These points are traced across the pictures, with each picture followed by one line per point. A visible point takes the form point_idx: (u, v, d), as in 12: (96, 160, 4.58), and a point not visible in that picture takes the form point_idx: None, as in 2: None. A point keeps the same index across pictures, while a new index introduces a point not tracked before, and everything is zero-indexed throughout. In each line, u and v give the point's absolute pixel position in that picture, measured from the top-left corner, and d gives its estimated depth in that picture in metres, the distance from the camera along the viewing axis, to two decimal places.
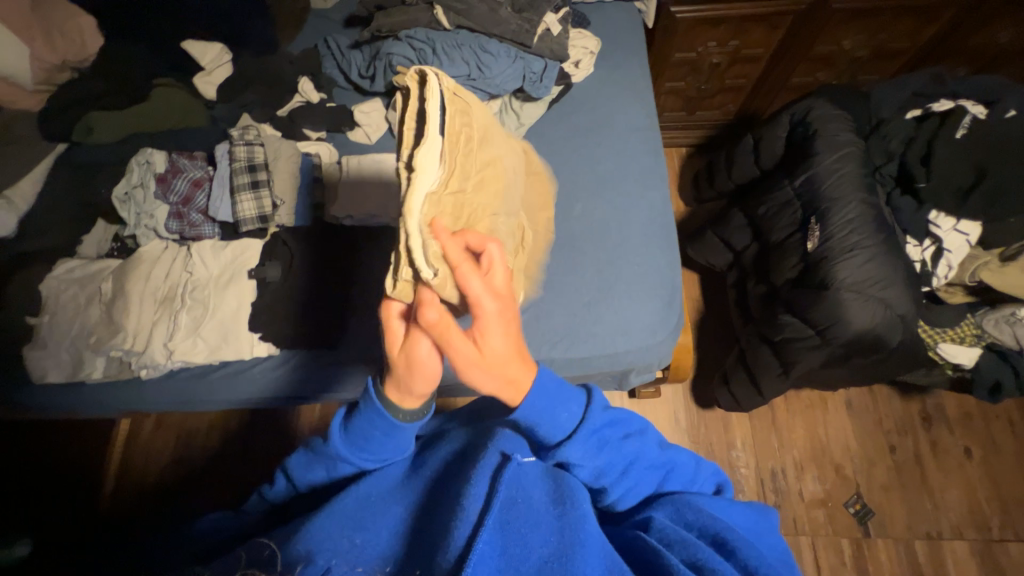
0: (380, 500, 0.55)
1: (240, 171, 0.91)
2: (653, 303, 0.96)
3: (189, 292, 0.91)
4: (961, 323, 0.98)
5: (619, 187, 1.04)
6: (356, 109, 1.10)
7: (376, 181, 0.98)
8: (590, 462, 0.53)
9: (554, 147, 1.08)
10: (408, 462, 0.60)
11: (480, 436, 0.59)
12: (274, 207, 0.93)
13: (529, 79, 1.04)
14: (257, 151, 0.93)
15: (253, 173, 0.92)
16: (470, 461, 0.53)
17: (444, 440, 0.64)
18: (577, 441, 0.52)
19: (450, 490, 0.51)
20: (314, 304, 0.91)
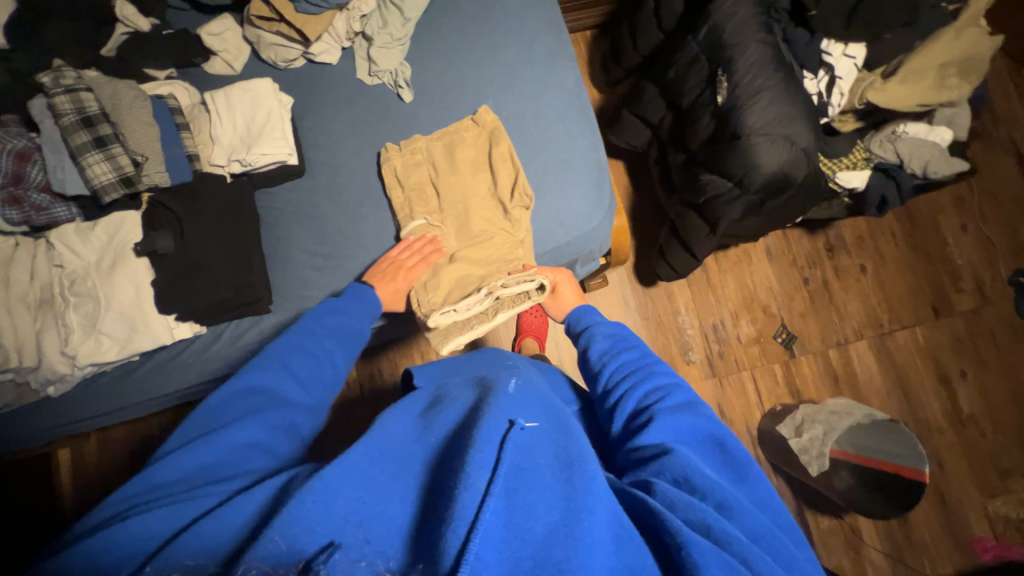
0: (392, 467, 0.47)
1: (74, 129, 0.74)
2: (584, 188, 0.95)
3: (70, 288, 0.78)
4: (853, 150, 1.07)
5: (529, 74, 0.97)
6: (203, 31, 0.92)
7: (257, 117, 0.86)
8: (602, 344, 0.74)
9: (448, 39, 0.98)
10: (415, 421, 0.53)
11: (485, 393, 0.54)
12: (136, 165, 0.78)
13: None
14: (87, 99, 0.75)
15: (93, 129, 0.75)
16: (474, 421, 0.49)
17: (452, 392, 0.58)
18: (604, 337, 0.76)
19: (452, 451, 0.48)
20: (227, 268, 0.82)
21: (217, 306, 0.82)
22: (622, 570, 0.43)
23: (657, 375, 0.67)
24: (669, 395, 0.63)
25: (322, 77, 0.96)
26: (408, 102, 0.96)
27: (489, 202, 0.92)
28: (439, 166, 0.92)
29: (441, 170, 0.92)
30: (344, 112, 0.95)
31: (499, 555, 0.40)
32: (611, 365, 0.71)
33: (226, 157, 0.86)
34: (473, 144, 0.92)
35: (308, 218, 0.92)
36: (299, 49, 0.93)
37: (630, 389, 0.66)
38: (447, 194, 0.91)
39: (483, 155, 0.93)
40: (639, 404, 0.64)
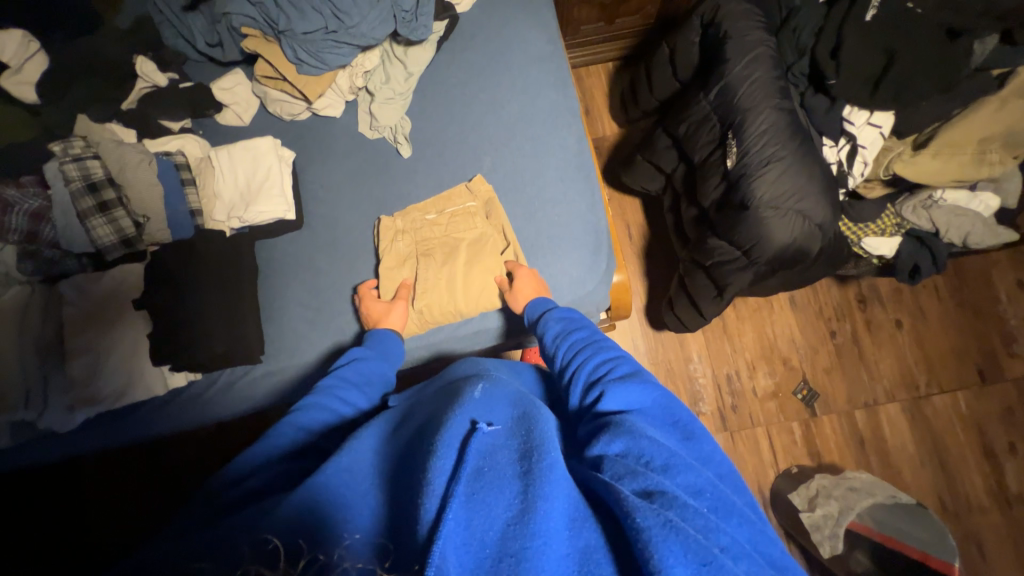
0: (363, 489, 0.49)
1: (81, 194, 0.78)
2: (579, 253, 0.92)
3: (73, 338, 0.81)
4: (881, 216, 0.98)
5: (529, 131, 0.95)
6: (216, 87, 0.96)
7: (256, 174, 0.90)
8: (556, 327, 0.73)
9: (450, 94, 0.97)
10: (384, 438, 0.56)
11: (454, 399, 0.55)
12: (139, 225, 0.83)
13: (401, 20, 0.89)
14: (93, 166, 0.80)
15: (98, 193, 0.79)
16: (437, 428, 0.49)
17: (423, 405, 0.60)
18: (557, 321, 0.74)
19: (416, 461, 0.48)
20: (219, 323, 0.85)
21: (207, 357, 0.85)
22: (576, 561, 0.39)
23: (605, 347, 0.66)
24: (616, 365, 0.62)
25: (325, 130, 0.97)
26: (406, 157, 0.96)
27: (483, 260, 0.88)
28: (435, 231, 0.91)
29: (438, 236, 0.91)
30: (344, 164, 0.96)
31: (463, 559, 0.38)
32: (563, 346, 0.70)
33: (227, 214, 0.90)
34: (467, 212, 0.91)
35: (303, 270, 0.93)
36: (303, 105, 0.95)
37: (582, 361, 0.65)
38: (440, 258, 0.90)
39: (480, 223, 0.90)
40: (590, 376, 0.63)
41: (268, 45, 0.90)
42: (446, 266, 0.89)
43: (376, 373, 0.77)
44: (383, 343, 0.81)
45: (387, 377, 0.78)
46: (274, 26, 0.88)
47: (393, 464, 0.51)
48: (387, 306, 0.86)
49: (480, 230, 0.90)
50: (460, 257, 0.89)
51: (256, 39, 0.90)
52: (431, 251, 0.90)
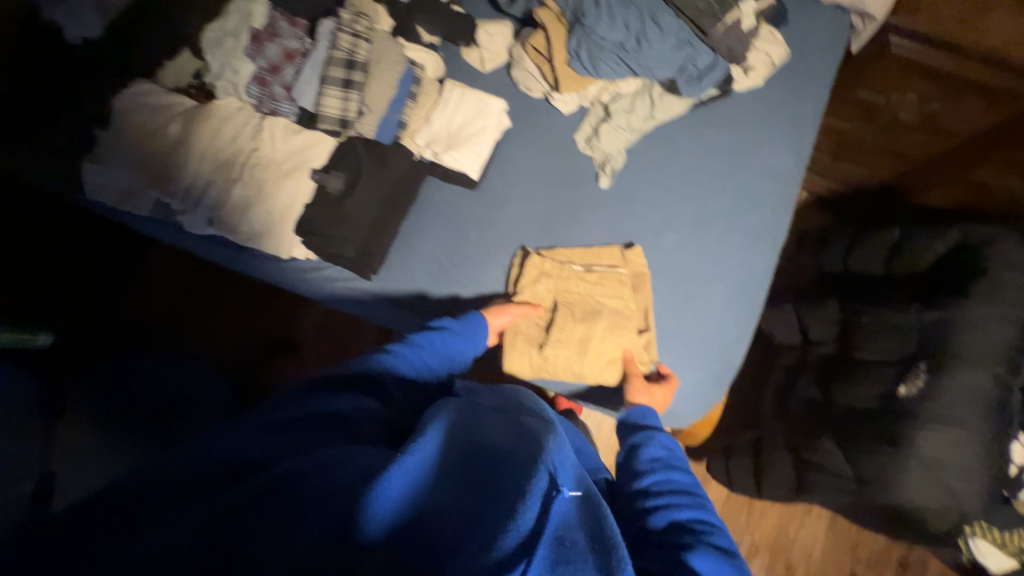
0: (417, 477, 0.46)
1: (336, 64, 0.78)
2: (699, 374, 0.88)
3: (250, 166, 0.87)
4: (1015, 532, 0.81)
5: (724, 235, 0.91)
6: (483, 27, 0.97)
7: (472, 124, 0.89)
8: (656, 450, 0.70)
9: (672, 156, 0.94)
10: (445, 424, 0.52)
11: (532, 436, 0.53)
12: (359, 114, 0.81)
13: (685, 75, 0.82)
14: (360, 47, 0.76)
15: (349, 70, 0.78)
16: (520, 466, 0.48)
17: (485, 414, 0.58)
18: (660, 442, 0.71)
19: (487, 489, 0.47)
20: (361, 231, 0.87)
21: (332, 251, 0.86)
22: None
23: (702, 503, 0.64)
24: (711, 530, 0.61)
25: (546, 118, 0.96)
26: (600, 186, 0.94)
27: (618, 335, 0.86)
28: (579, 285, 0.88)
29: (580, 287, 0.88)
30: (542, 158, 0.96)
31: None
32: (658, 474, 0.66)
33: (426, 142, 0.89)
34: (616, 278, 0.88)
35: (451, 227, 0.94)
36: (544, 87, 0.95)
37: (677, 503, 0.62)
38: (578, 312, 0.87)
39: (627, 296, 0.87)
40: (681, 523, 0.60)
41: (557, 24, 0.83)
42: (584, 325, 0.86)
43: (458, 350, 0.80)
44: (470, 326, 0.81)
45: (467, 356, 0.81)
46: (577, 13, 0.80)
47: (451, 465, 0.49)
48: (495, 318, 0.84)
49: (624, 302, 0.87)
50: (602, 316, 0.87)
51: (551, 11, 0.84)
52: (571, 302, 0.88)
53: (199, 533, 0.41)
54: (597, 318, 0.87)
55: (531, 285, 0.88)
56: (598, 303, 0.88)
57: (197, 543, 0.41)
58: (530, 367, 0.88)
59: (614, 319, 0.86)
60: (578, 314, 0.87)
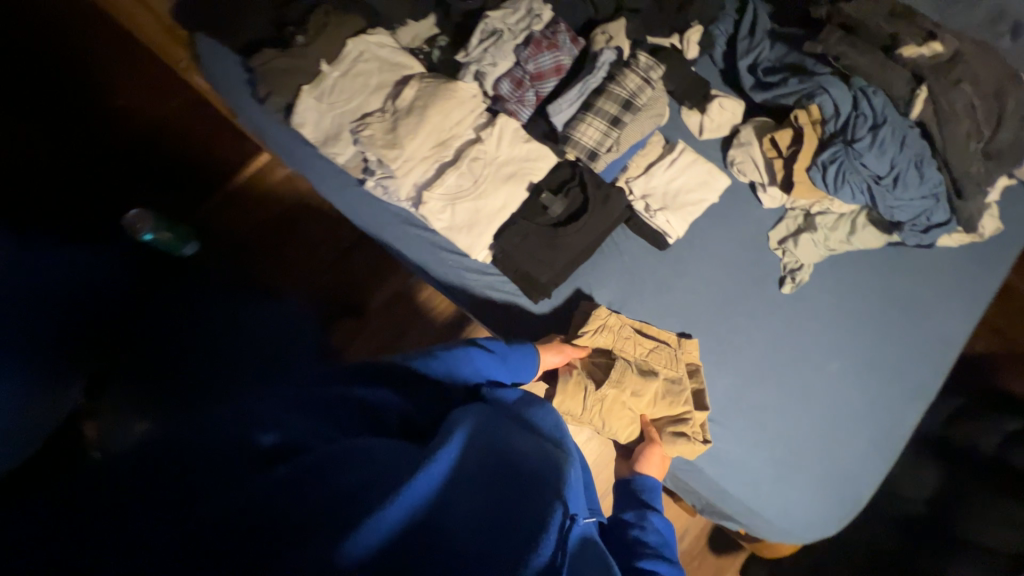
0: (429, 488, 0.39)
1: (612, 99, 0.77)
2: (829, 506, 0.87)
3: (469, 159, 0.83)
4: None
5: (885, 379, 0.92)
6: (716, 97, 0.94)
7: (691, 192, 0.88)
8: (646, 535, 0.63)
9: (857, 286, 0.94)
10: (464, 439, 0.46)
11: (552, 465, 0.48)
12: (607, 151, 0.79)
13: (914, 223, 0.84)
14: (644, 94, 0.77)
15: (622, 110, 0.77)
16: (537, 492, 0.43)
17: (505, 431, 0.52)
18: (660, 525, 0.64)
19: (504, 510, 0.41)
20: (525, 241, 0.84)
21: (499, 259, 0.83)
22: None
23: None
24: None
25: (747, 206, 0.96)
26: (780, 290, 0.94)
27: (675, 408, 0.82)
28: (636, 348, 0.85)
29: (640, 350, 0.85)
30: (731, 244, 0.95)
31: None
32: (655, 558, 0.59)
33: (641, 193, 0.88)
34: (669, 353, 0.86)
35: (629, 281, 0.91)
36: (759, 177, 0.93)
37: None
38: (639, 366, 0.84)
39: (682, 373, 0.84)
40: None
41: (811, 131, 0.85)
42: (641, 380, 0.82)
43: (496, 369, 0.68)
44: (515, 352, 0.72)
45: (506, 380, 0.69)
46: (842, 132, 0.82)
47: (465, 481, 0.42)
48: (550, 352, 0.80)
49: (679, 377, 0.84)
50: (659, 372, 0.84)
51: (811, 116, 0.85)
52: (630, 352, 0.84)
53: (194, 483, 0.34)
54: (652, 371, 0.84)
55: (602, 327, 0.84)
56: (653, 358, 0.85)
57: (201, 489, 0.34)
58: (578, 413, 0.81)
59: (666, 377, 0.84)
60: (634, 364, 0.84)
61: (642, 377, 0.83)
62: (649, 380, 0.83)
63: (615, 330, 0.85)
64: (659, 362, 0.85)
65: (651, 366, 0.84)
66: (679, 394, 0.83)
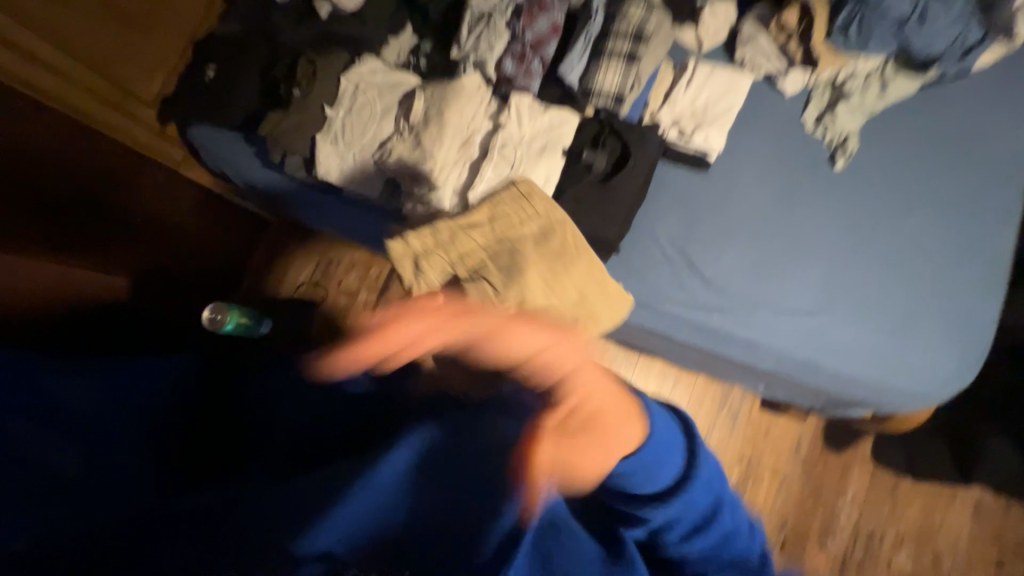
0: (377, 492, 0.51)
1: (623, 36, 0.80)
2: (951, 351, 0.86)
3: (499, 146, 0.83)
4: None
5: (966, 216, 0.90)
6: (705, 6, 0.92)
7: (717, 104, 0.87)
8: (672, 512, 0.57)
9: (906, 137, 0.92)
10: (417, 443, 0.56)
11: (501, 445, 0.58)
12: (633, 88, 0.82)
13: (954, 50, 0.86)
14: (653, 20, 0.81)
15: (636, 43, 0.80)
16: (484, 473, 0.54)
17: (471, 424, 0.62)
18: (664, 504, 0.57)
19: (460, 506, 0.51)
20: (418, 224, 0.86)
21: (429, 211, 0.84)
22: None
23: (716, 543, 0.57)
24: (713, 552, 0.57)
25: (772, 98, 0.93)
26: (834, 168, 0.92)
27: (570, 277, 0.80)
28: (474, 239, 0.80)
29: (488, 240, 0.80)
30: (769, 140, 0.92)
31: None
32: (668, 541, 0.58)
33: (670, 121, 0.88)
34: (515, 195, 0.80)
35: (684, 211, 0.90)
36: (773, 67, 0.91)
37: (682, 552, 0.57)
38: (506, 258, 0.80)
39: (545, 209, 0.80)
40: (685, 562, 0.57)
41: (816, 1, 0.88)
42: (496, 270, 0.80)
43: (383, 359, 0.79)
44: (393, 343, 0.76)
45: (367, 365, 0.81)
46: None
47: (413, 481, 0.53)
48: (426, 337, 0.74)
49: (529, 210, 0.80)
50: (470, 227, 0.80)
51: None
52: (469, 251, 0.80)
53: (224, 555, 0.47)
54: (506, 253, 0.81)
55: (460, 258, 0.80)
56: (508, 255, 0.81)
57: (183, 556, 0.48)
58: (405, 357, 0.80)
59: (527, 249, 0.80)
60: (468, 242, 0.80)
61: (509, 270, 0.80)
62: (524, 276, 0.79)
63: (477, 262, 0.80)
64: (492, 237, 0.81)
65: (496, 254, 0.81)
66: (559, 256, 0.79)
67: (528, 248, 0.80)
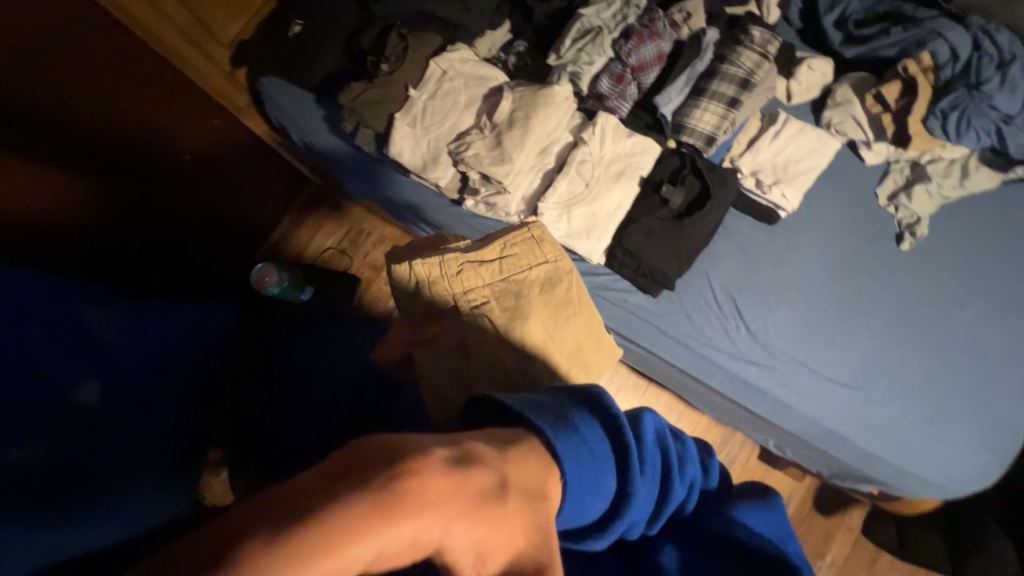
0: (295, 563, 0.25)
1: (729, 79, 0.79)
2: (985, 452, 0.86)
3: (578, 162, 0.82)
4: None
5: (1019, 319, 0.89)
6: (804, 61, 0.91)
7: (800, 162, 0.86)
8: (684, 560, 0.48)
9: (976, 229, 0.92)
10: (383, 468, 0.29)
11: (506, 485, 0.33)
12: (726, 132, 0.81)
13: None
14: (761, 68, 0.79)
15: (740, 88, 0.79)
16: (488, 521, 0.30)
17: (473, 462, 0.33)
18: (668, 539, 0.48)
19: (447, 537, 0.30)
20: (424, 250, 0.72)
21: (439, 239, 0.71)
22: None
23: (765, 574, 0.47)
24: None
25: (850, 166, 0.92)
26: (899, 247, 0.91)
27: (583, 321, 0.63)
28: (480, 272, 0.62)
29: (496, 276, 0.62)
30: (840, 206, 0.92)
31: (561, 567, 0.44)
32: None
33: (750, 169, 0.87)
34: (525, 234, 0.66)
35: (744, 260, 0.90)
36: (859, 136, 0.91)
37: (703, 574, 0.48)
38: (511, 298, 0.62)
39: (553, 253, 0.65)
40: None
41: (924, 79, 0.85)
42: (496, 310, 0.61)
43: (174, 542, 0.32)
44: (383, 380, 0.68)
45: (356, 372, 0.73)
46: (967, 75, 0.84)
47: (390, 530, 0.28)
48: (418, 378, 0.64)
49: (549, 257, 0.65)
50: (474, 268, 0.62)
51: (921, 65, 0.86)
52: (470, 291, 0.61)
53: None
54: (509, 295, 0.62)
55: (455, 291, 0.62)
56: (508, 294, 0.62)
57: None
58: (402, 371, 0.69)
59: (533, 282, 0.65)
60: (467, 275, 0.62)
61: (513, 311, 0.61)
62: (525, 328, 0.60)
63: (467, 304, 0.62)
64: (501, 279, 0.63)
65: (502, 295, 0.62)
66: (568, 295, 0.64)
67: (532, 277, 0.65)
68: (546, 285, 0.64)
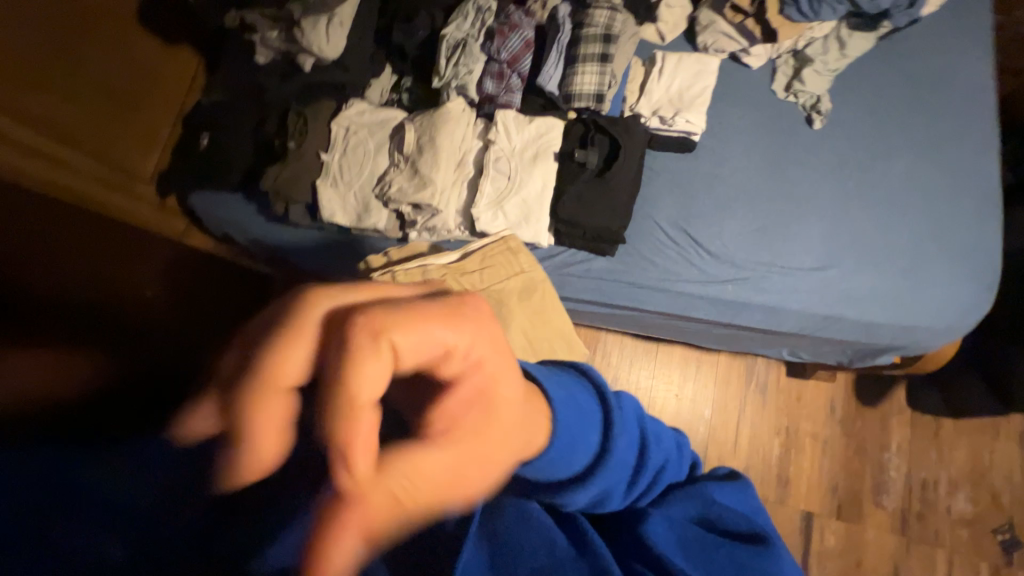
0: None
1: (592, 40, 0.85)
2: (971, 281, 0.88)
3: (493, 162, 0.86)
4: None
5: (949, 151, 0.93)
6: (660, 1, 0.97)
7: (692, 88, 0.91)
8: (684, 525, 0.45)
9: (876, 88, 0.96)
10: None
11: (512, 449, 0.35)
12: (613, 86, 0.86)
13: (900, 5, 0.91)
14: (617, 20, 0.85)
15: (606, 44, 0.85)
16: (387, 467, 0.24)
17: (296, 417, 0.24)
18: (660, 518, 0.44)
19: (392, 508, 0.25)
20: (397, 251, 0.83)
21: (416, 249, 0.82)
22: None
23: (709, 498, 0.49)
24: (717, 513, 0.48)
25: (741, 76, 0.98)
26: (814, 128, 0.95)
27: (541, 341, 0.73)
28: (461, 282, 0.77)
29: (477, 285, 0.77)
30: (747, 112, 0.96)
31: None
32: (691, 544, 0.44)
33: (651, 111, 0.92)
34: (504, 249, 0.80)
35: (680, 192, 0.93)
36: (736, 48, 0.97)
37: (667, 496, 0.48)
38: (488, 309, 0.75)
39: (528, 267, 0.80)
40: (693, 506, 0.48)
41: None
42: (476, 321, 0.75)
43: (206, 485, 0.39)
44: None
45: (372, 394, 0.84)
46: None
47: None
48: None
49: (522, 270, 0.80)
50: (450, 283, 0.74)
51: None
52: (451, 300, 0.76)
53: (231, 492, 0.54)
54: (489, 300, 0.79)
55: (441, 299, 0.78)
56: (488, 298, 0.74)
57: None
58: None
59: (505, 287, 0.78)
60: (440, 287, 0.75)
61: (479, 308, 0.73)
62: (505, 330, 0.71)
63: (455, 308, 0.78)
64: (480, 292, 0.76)
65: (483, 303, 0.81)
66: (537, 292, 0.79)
67: (502, 292, 0.77)
68: (521, 291, 0.78)
